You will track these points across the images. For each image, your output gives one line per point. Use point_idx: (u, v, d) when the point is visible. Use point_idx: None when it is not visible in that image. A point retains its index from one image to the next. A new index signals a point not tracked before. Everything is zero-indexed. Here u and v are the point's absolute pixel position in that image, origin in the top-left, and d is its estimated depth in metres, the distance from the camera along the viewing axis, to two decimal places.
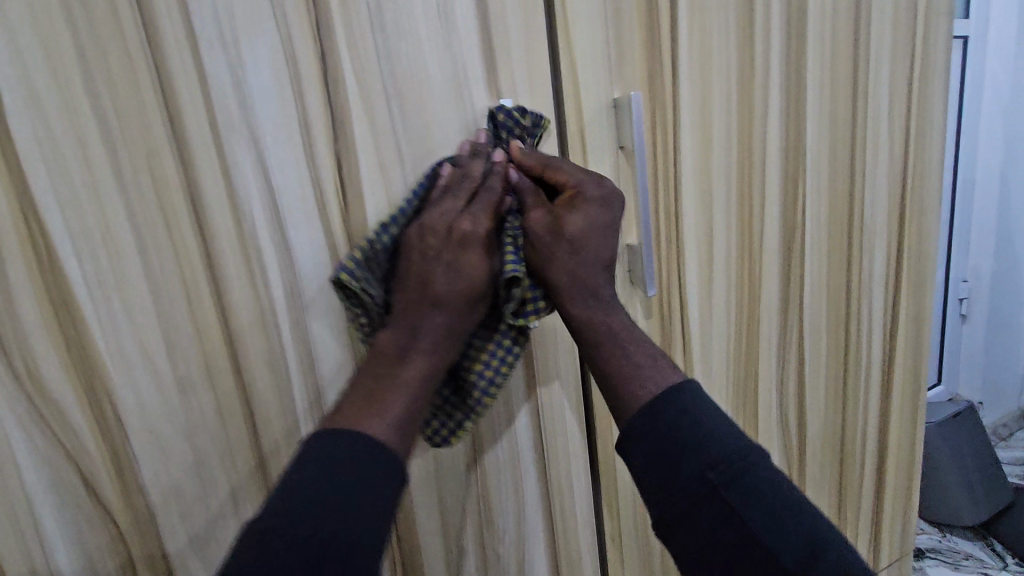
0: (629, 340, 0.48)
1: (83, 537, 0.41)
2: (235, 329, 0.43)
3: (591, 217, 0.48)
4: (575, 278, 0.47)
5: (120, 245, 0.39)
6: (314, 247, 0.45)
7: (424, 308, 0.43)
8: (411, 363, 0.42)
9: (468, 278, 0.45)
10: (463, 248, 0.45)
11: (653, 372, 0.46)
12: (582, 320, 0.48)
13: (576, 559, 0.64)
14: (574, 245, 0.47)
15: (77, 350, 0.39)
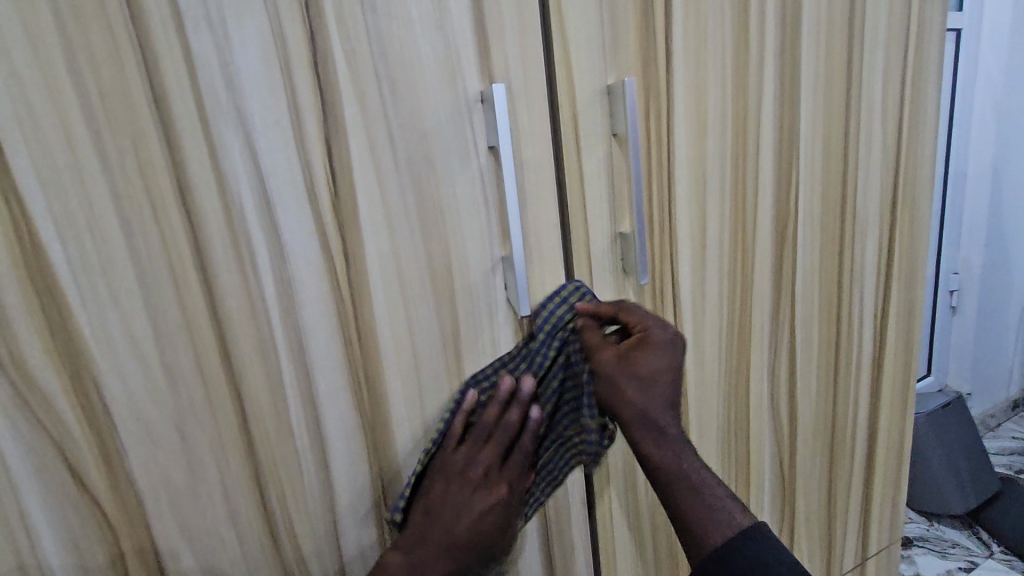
0: (698, 481, 0.52)
1: (70, 525, 0.40)
2: (224, 316, 0.43)
3: (655, 366, 0.53)
4: (643, 416, 0.53)
5: (104, 228, 0.38)
6: (304, 232, 0.44)
7: (440, 535, 0.52)
8: (433, 570, 0.53)
9: (485, 517, 0.53)
10: (485, 493, 0.53)
11: (724, 523, 0.50)
12: (656, 458, 0.53)
13: (570, 553, 0.64)
14: (641, 381, 0.53)
15: (61, 335, 0.38)
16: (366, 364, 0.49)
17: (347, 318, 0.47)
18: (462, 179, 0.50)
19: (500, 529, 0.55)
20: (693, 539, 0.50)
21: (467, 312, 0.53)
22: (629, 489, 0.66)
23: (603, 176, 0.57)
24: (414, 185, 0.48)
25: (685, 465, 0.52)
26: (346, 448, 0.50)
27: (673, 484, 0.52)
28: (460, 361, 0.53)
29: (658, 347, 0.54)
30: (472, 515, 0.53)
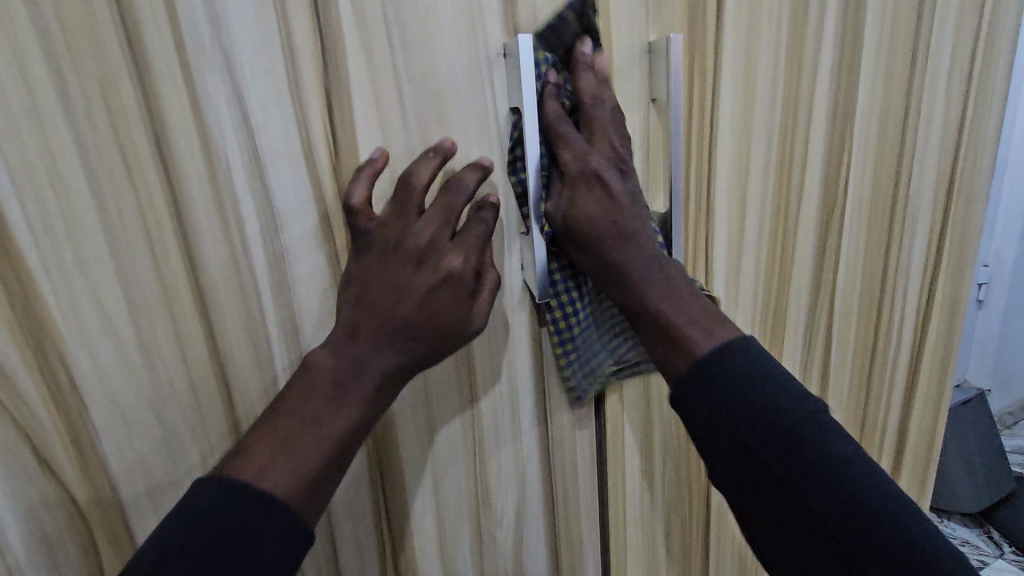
0: (676, 304, 0.44)
1: (37, 514, 0.37)
2: (209, 290, 0.38)
3: (606, 194, 0.44)
4: (616, 262, 0.44)
5: (71, 187, 0.33)
6: (299, 199, 0.39)
7: (369, 339, 0.38)
8: (369, 381, 0.38)
9: (434, 297, 0.40)
10: (433, 263, 0.40)
11: (714, 320, 0.44)
12: (637, 310, 0.45)
13: (578, 552, 0.60)
14: (581, 228, 0.44)
15: (22, 307, 0.34)
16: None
17: None
18: (478, 147, 0.44)
19: (463, 305, 0.41)
20: (679, 354, 0.44)
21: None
22: (646, 489, 0.62)
23: (637, 146, 0.51)
24: (425, 151, 0.42)
25: (664, 284, 0.45)
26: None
27: (643, 320, 0.45)
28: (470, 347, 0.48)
29: (611, 146, 0.45)
30: (416, 294, 0.39)
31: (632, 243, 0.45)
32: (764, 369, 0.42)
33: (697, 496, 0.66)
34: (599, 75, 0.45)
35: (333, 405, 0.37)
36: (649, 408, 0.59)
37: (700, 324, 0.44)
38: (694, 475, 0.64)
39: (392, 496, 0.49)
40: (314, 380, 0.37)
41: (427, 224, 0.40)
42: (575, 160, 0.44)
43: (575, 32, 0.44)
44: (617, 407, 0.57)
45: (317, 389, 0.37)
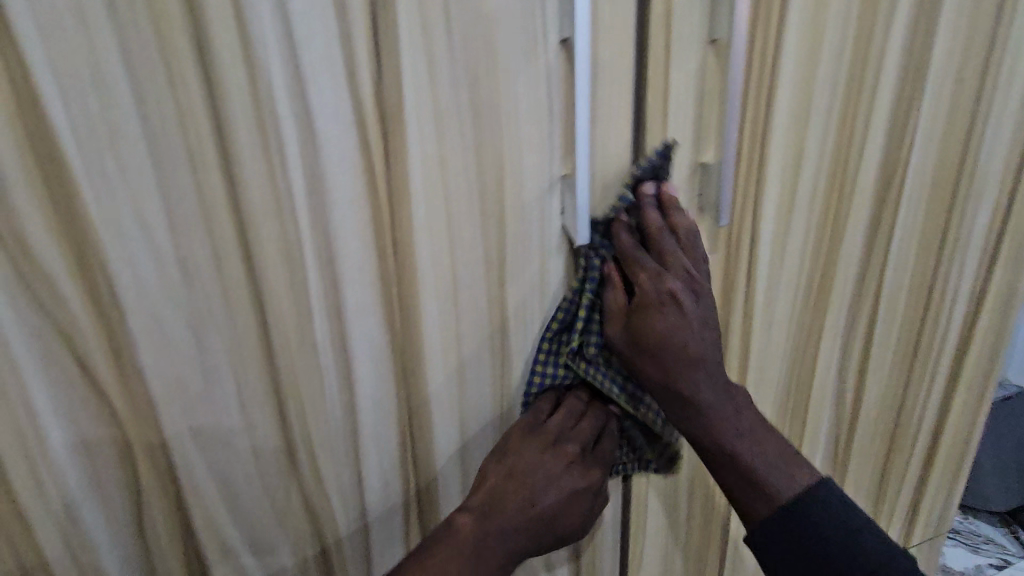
0: (756, 449, 0.49)
1: (78, 418, 0.38)
2: (246, 209, 0.38)
3: (678, 306, 0.46)
4: (697, 395, 0.47)
5: (113, 91, 0.33)
6: (340, 120, 0.38)
7: (516, 515, 0.48)
8: (513, 542, 0.47)
9: (571, 507, 0.50)
10: (568, 479, 0.50)
11: (796, 466, 0.49)
12: (715, 442, 0.48)
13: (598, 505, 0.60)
14: (654, 351, 0.46)
15: (66, 213, 0.34)
16: (403, 282, 0.43)
17: (381, 226, 0.41)
18: (525, 78, 0.42)
19: (583, 516, 0.51)
20: (759, 499, 0.49)
21: (517, 236, 0.46)
22: None
23: (692, 90, 0.47)
24: (470, 78, 0.40)
25: (738, 419, 0.48)
26: (373, 371, 0.45)
27: (722, 453, 0.48)
28: (504, 289, 0.47)
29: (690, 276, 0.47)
30: (558, 485, 0.50)
31: (710, 368, 0.47)
32: (846, 509, 0.49)
33: None
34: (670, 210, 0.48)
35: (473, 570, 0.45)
36: None
37: (781, 472, 0.49)
38: None
39: (419, 438, 0.49)
40: (462, 543, 0.45)
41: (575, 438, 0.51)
42: (649, 279, 0.47)
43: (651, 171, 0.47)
44: None
45: (462, 551, 0.45)
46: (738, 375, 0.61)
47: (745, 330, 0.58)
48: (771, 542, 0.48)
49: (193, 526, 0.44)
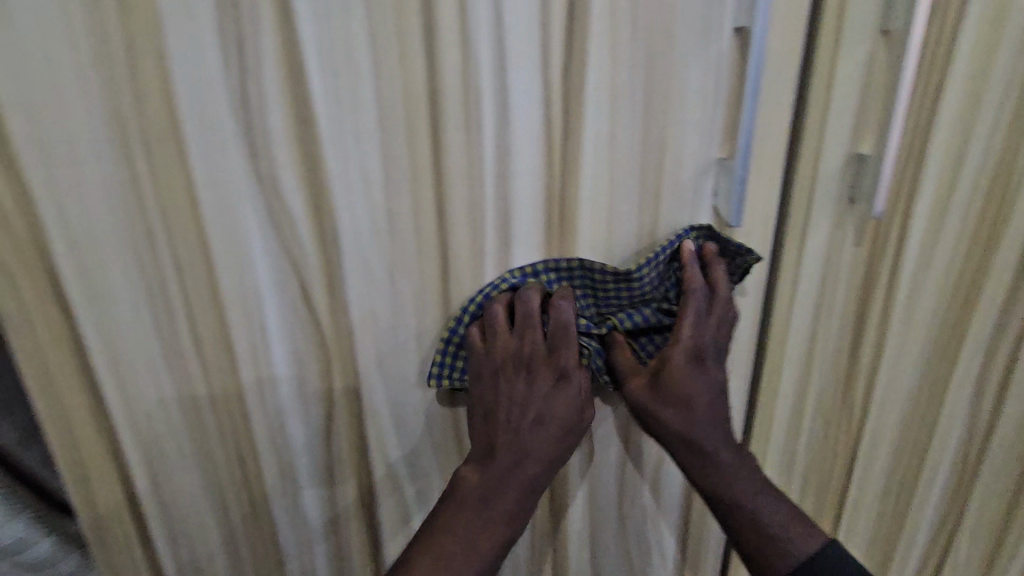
0: (763, 504, 0.51)
1: (296, 337, 0.46)
2: (445, 171, 0.43)
3: (699, 370, 0.49)
4: (699, 449, 0.50)
5: (357, 65, 0.39)
6: (529, 98, 0.43)
7: (510, 438, 0.47)
8: (525, 478, 0.47)
9: (556, 398, 0.47)
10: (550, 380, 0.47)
11: (804, 528, 0.51)
12: (705, 485, 0.52)
13: None
14: (675, 404, 0.49)
15: (311, 166, 0.41)
16: (562, 245, 0.48)
17: (552, 195, 0.46)
18: (697, 63, 0.44)
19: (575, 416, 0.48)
20: (771, 553, 0.51)
21: (670, 215, 0.49)
22: (789, 438, 0.62)
23: (857, 79, 0.48)
24: (646, 63, 0.44)
25: (745, 476, 0.52)
26: None
27: (721, 501, 0.52)
28: None
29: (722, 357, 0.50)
30: (535, 405, 0.47)
31: (719, 437, 0.51)
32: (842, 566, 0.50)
33: (838, 460, 0.64)
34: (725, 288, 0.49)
35: (478, 526, 0.46)
36: (810, 359, 0.58)
37: (783, 525, 0.51)
38: (841, 437, 0.63)
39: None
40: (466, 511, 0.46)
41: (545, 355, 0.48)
42: (688, 339, 0.49)
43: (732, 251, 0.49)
44: (777, 350, 0.57)
45: (464, 509, 0.47)
46: (868, 373, 0.60)
47: (881, 327, 0.57)
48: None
49: (367, 442, 0.51)
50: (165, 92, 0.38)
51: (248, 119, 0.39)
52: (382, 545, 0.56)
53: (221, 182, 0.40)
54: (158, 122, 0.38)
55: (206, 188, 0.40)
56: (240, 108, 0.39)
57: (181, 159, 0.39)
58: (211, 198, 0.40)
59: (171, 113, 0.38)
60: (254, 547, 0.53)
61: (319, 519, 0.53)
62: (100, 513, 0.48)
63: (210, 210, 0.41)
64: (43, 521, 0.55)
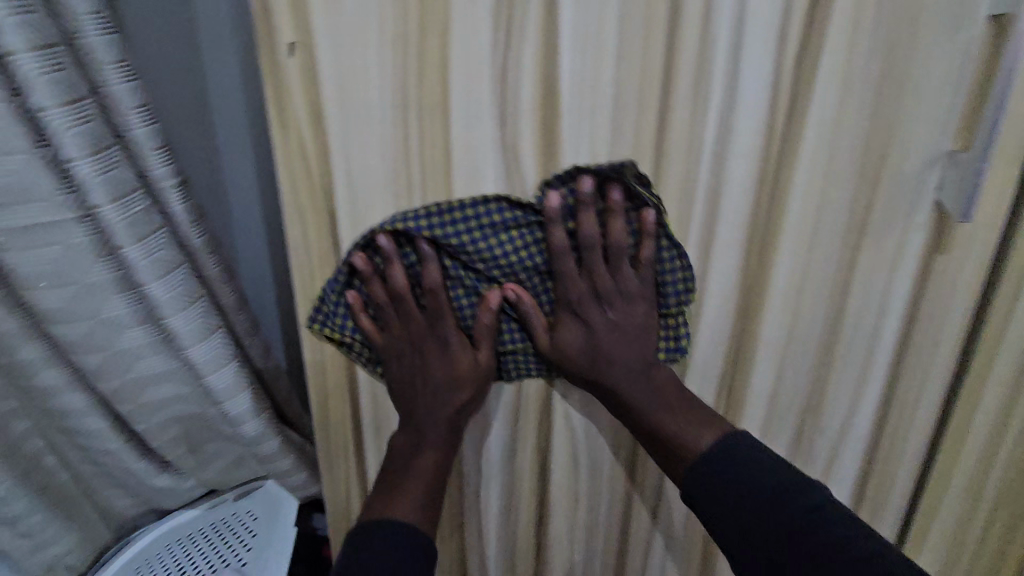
0: (668, 407, 0.51)
1: None
2: (666, 149, 0.47)
3: (592, 314, 0.50)
4: (613, 381, 0.51)
5: (603, 49, 0.44)
6: (758, 84, 0.44)
7: (417, 410, 0.53)
8: (433, 437, 0.53)
9: (444, 384, 0.52)
10: (432, 366, 0.52)
11: (707, 421, 0.51)
12: (630, 417, 0.52)
13: (885, 496, 0.60)
14: (581, 339, 0.51)
15: (549, 137, 0.47)
16: (764, 228, 0.49)
17: (764, 179, 0.48)
18: (942, 55, 0.43)
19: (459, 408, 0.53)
20: (684, 459, 0.50)
21: (884, 209, 0.48)
22: (983, 463, 0.58)
23: None
24: (884, 52, 0.43)
25: (663, 400, 0.51)
26: (720, 299, 0.53)
27: (658, 439, 0.51)
28: (858, 255, 0.50)
29: (616, 271, 0.49)
30: (423, 383, 0.52)
31: (639, 368, 0.51)
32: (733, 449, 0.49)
33: None
34: (615, 211, 0.47)
35: (414, 476, 0.52)
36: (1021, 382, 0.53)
37: (705, 428, 0.51)
38: None
39: (738, 375, 0.56)
40: (398, 459, 0.53)
41: (432, 344, 0.51)
42: (569, 287, 0.49)
43: (601, 180, 0.46)
44: (982, 367, 0.53)
45: (393, 463, 0.53)
46: None
47: None
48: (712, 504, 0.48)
49: (552, 392, 0.57)
50: (443, 69, 0.45)
51: (503, 95, 0.45)
52: (548, 490, 0.63)
53: (470, 148, 0.47)
54: (433, 96, 0.46)
55: (460, 152, 0.47)
56: (499, 85, 0.45)
57: (445, 126, 0.46)
58: (461, 161, 0.48)
59: (444, 86, 0.45)
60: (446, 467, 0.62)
61: (500, 453, 0.61)
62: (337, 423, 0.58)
63: (460, 170, 0.48)
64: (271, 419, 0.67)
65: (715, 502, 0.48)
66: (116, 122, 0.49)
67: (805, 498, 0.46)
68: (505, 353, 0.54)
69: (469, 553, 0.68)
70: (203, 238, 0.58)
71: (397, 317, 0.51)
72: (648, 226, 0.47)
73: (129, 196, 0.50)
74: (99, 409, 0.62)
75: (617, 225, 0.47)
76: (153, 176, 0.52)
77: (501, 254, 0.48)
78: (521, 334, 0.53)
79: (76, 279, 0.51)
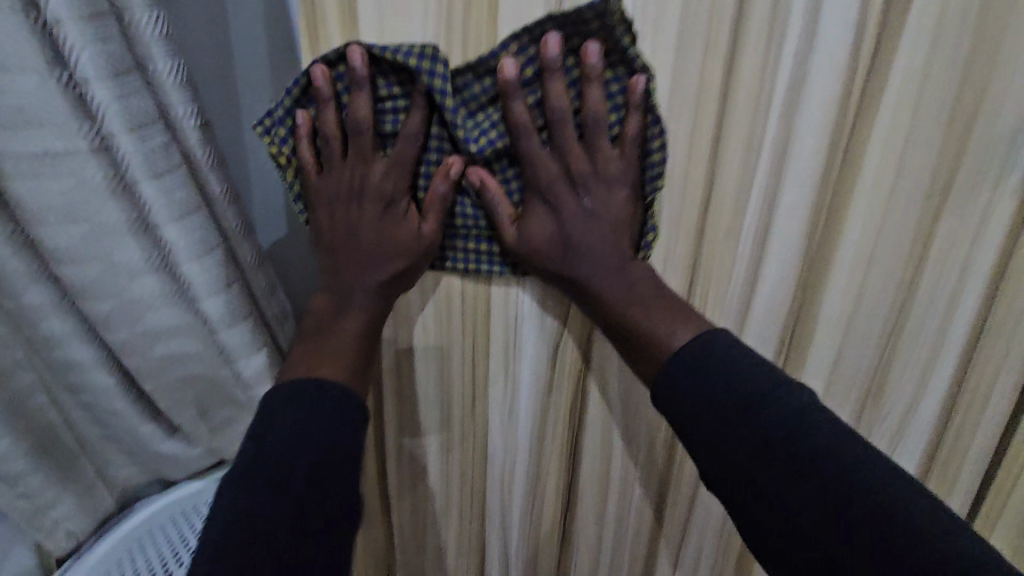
0: (628, 294, 0.47)
1: None
2: (730, 102, 0.43)
3: (557, 194, 0.47)
4: (570, 263, 0.48)
5: None
6: (841, 33, 0.40)
7: (355, 274, 0.49)
8: (364, 300, 0.49)
9: (384, 244, 0.48)
10: (376, 229, 0.48)
11: (681, 315, 0.46)
12: (583, 297, 0.49)
13: (954, 492, 0.56)
14: (542, 218, 0.48)
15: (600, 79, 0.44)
16: (835, 193, 0.45)
17: (838, 139, 0.43)
18: None
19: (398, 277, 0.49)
20: (645, 347, 0.46)
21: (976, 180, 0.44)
22: None
23: None
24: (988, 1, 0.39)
25: (625, 290, 0.47)
26: (777, 272, 0.49)
27: (610, 323, 0.48)
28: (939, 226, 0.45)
29: (591, 150, 0.46)
30: (364, 247, 0.48)
31: (601, 253, 0.48)
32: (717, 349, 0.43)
33: None
34: (593, 77, 0.43)
35: (326, 332, 0.48)
36: None
37: (671, 320, 0.46)
38: None
39: (793, 355, 0.53)
40: (322, 320, 0.49)
41: (376, 199, 0.48)
42: (537, 160, 0.46)
43: (579, 38, 0.43)
44: None
45: (317, 321, 0.49)
46: None
47: None
48: (698, 414, 0.43)
49: (589, 365, 0.55)
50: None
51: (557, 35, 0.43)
52: (580, 471, 0.60)
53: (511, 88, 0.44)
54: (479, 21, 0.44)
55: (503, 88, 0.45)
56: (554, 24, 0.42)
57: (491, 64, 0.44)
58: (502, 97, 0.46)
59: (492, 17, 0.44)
60: (472, 438, 0.60)
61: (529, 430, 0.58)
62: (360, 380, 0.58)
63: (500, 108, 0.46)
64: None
65: (702, 414, 0.43)
66: (136, 52, 0.46)
67: (793, 399, 0.41)
68: (458, 232, 0.51)
69: (490, 538, 0.65)
70: (225, 186, 0.54)
71: (345, 163, 0.47)
72: (634, 95, 0.43)
73: (147, 128, 0.47)
74: (108, 366, 0.59)
75: (594, 91, 0.44)
76: (175, 114, 0.49)
77: (465, 109, 0.45)
78: (477, 212, 0.50)
79: (89, 217, 0.48)
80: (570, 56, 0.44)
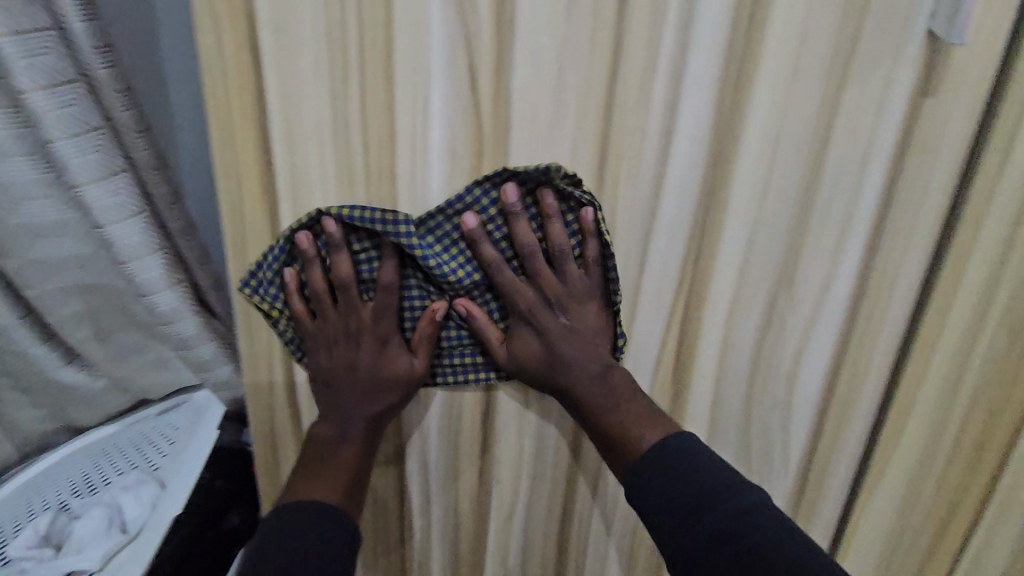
0: (611, 401, 0.57)
1: None
2: (613, 128, 0.51)
3: (533, 321, 0.57)
4: (553, 376, 0.58)
5: (557, 30, 0.47)
6: (703, 73, 0.48)
7: (362, 401, 0.59)
8: (381, 405, 0.59)
9: (384, 367, 0.58)
10: (379, 360, 0.58)
11: (650, 418, 0.57)
12: (570, 403, 0.59)
13: (834, 460, 0.65)
14: (524, 339, 0.58)
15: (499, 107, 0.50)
16: (708, 206, 0.53)
17: (707, 160, 0.51)
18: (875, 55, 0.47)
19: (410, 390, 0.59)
20: (625, 450, 0.56)
21: (828, 195, 0.52)
22: (934, 430, 0.63)
23: None
24: (819, 50, 0.47)
25: (608, 396, 0.57)
26: (664, 273, 0.57)
27: (595, 428, 0.58)
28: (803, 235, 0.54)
29: (560, 275, 0.56)
30: (365, 374, 0.58)
31: (586, 367, 0.57)
32: (674, 449, 0.55)
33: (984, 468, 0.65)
34: (551, 214, 0.53)
35: (335, 447, 0.59)
36: (960, 358, 0.59)
37: (642, 421, 0.57)
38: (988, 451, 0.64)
39: (686, 346, 0.60)
40: (324, 444, 0.59)
41: (373, 336, 0.58)
42: (518, 292, 0.56)
43: (529, 183, 0.53)
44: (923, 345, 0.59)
45: (325, 438, 0.59)
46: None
47: None
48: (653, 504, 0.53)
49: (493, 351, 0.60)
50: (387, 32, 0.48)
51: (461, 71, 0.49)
52: (494, 449, 0.66)
53: (416, 114, 0.50)
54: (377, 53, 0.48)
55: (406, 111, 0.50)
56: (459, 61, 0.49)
57: (403, 93, 0.50)
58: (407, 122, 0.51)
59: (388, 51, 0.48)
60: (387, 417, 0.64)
61: (449, 415, 0.64)
62: (277, 362, 0.62)
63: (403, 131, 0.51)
64: (211, 329, 0.75)
65: (660, 504, 0.53)
66: (79, 62, 0.56)
67: (740, 497, 0.52)
68: (448, 353, 0.61)
69: (410, 505, 0.71)
70: (163, 182, 0.65)
71: (339, 309, 0.57)
72: (586, 224, 0.53)
73: (87, 128, 0.58)
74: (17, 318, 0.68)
75: (555, 228, 0.54)
76: (116, 116, 0.59)
77: (442, 249, 0.54)
78: (463, 336, 0.60)
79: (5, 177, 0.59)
80: (529, 198, 0.54)
